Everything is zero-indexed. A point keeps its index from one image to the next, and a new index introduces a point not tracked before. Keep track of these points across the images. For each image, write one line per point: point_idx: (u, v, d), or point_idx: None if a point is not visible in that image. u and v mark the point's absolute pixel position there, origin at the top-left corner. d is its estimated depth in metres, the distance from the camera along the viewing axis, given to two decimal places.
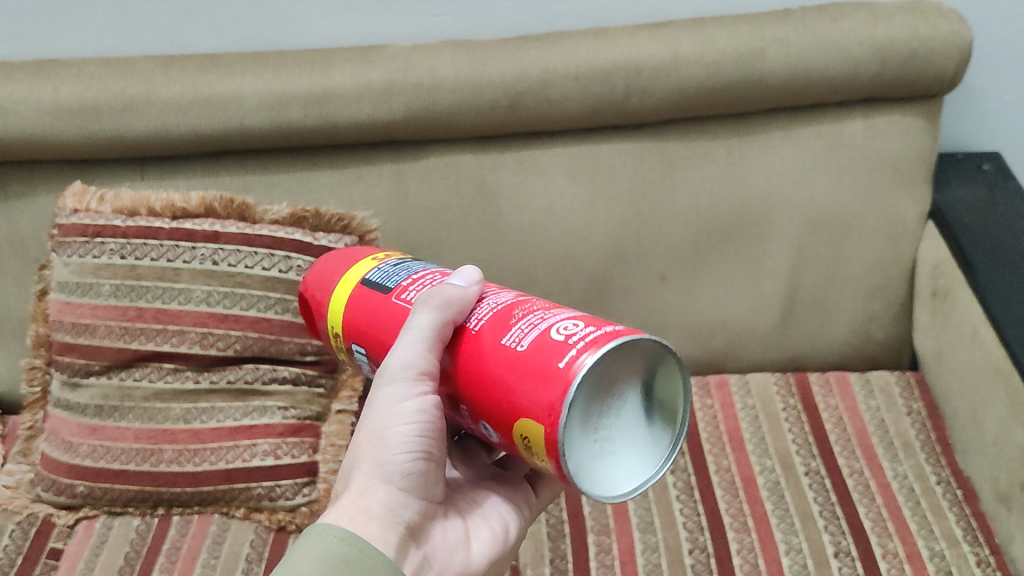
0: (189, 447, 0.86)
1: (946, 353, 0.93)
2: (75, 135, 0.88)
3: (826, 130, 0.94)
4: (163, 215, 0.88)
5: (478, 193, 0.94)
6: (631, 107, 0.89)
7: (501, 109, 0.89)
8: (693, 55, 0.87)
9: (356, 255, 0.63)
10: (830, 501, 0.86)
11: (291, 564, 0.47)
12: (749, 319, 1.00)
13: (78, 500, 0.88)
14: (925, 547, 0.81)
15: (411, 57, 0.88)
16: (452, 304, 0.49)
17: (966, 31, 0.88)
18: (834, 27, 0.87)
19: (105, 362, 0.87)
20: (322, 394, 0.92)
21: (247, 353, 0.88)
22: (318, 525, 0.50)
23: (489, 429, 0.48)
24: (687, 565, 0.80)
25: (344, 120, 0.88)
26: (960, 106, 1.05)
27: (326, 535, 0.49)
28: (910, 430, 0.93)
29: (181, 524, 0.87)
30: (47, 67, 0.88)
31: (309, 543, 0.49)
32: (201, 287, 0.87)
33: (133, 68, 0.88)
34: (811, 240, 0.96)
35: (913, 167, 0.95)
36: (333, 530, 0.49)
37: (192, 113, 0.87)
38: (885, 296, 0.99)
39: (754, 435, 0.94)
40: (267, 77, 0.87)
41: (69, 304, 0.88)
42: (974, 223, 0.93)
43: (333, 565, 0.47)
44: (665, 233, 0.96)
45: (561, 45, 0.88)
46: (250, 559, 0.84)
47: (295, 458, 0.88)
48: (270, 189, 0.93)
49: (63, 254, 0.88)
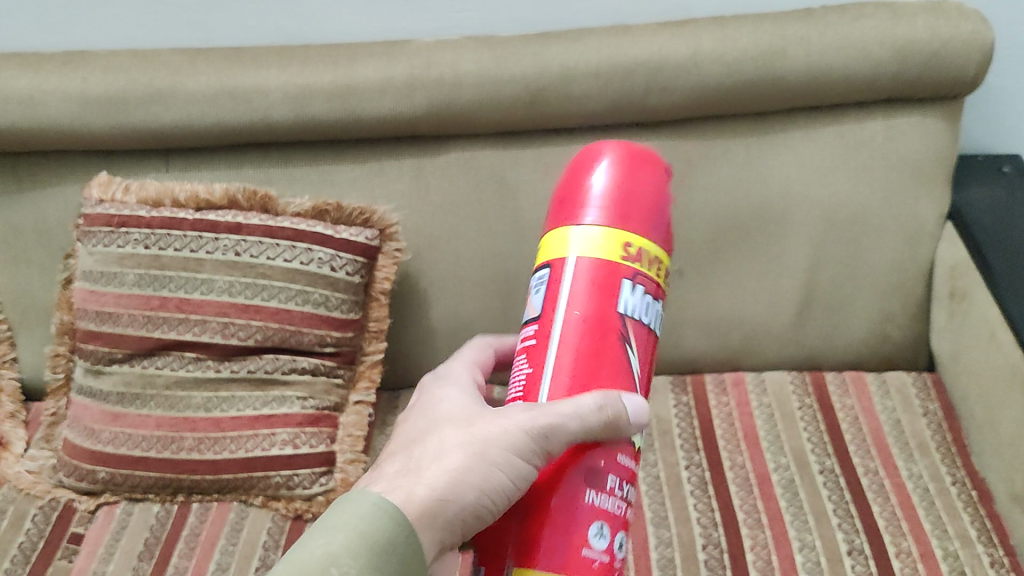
0: (209, 436, 0.87)
1: (963, 354, 0.93)
2: (101, 126, 0.89)
3: (846, 129, 0.94)
4: (187, 206, 0.90)
5: (498, 188, 0.95)
6: (651, 105, 0.90)
7: (522, 104, 0.89)
8: (713, 54, 0.87)
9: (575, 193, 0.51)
10: (844, 500, 0.86)
11: (330, 529, 0.43)
12: (766, 318, 1.00)
13: (100, 485, 0.89)
14: (938, 547, 0.81)
15: (434, 53, 0.89)
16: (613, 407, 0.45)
17: (988, 31, 0.88)
18: (856, 27, 0.87)
19: (128, 350, 0.88)
20: (340, 385, 0.94)
21: (267, 344, 0.89)
22: (369, 492, 0.46)
23: (622, 540, 0.46)
24: (700, 561, 0.81)
25: (366, 114, 0.89)
26: (981, 106, 1.05)
27: (375, 507, 0.44)
28: (926, 430, 0.93)
29: (200, 511, 0.88)
30: (75, 58, 0.90)
31: (352, 507, 0.45)
32: (223, 278, 0.88)
33: (159, 61, 0.89)
34: (829, 241, 0.97)
35: (932, 168, 0.95)
36: (385, 505, 0.45)
37: (218, 105, 0.88)
38: (903, 297, 0.99)
39: (769, 433, 0.94)
40: (291, 70, 0.88)
41: (93, 293, 0.89)
42: (994, 225, 0.93)
43: (374, 546, 0.43)
44: (682, 231, 0.96)
45: (581, 42, 0.88)
46: (267, 547, 0.85)
47: (313, 448, 0.89)
48: (292, 182, 0.95)
49: (88, 244, 0.90)
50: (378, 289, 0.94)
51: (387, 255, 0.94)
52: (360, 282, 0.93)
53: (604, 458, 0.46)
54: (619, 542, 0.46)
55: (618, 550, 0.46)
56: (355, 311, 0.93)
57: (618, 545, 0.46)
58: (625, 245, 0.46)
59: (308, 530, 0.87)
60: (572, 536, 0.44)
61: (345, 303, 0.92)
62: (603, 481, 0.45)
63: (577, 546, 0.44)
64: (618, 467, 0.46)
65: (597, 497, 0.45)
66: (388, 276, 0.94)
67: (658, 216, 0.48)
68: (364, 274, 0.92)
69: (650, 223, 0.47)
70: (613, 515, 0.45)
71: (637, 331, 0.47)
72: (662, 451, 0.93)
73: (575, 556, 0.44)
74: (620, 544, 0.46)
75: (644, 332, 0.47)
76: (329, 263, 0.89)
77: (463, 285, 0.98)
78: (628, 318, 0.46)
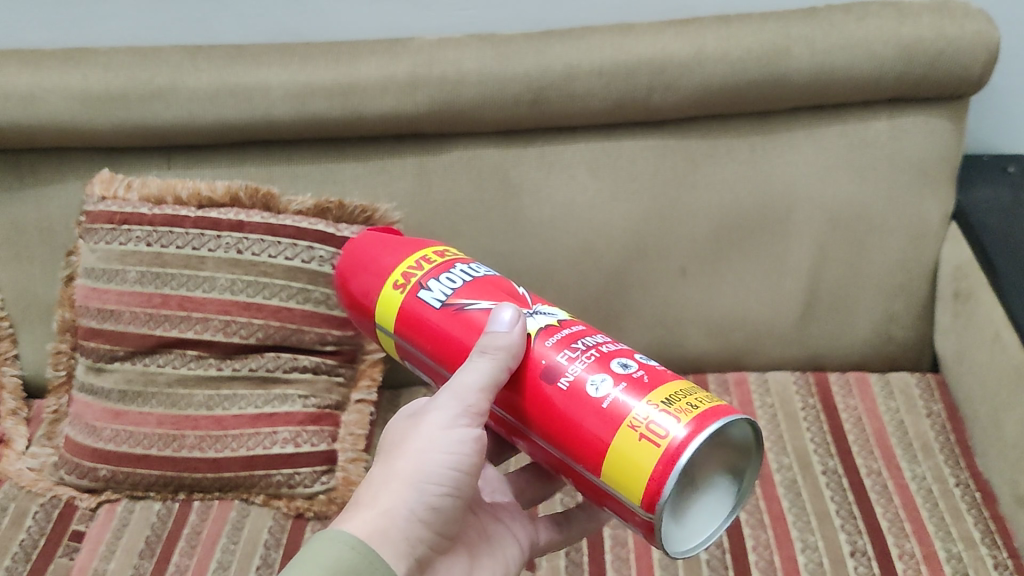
0: (211, 434, 0.87)
1: (967, 355, 0.93)
2: (104, 123, 0.89)
3: (850, 129, 0.93)
4: (189, 204, 0.89)
5: (500, 186, 0.95)
6: (654, 103, 0.89)
7: (525, 103, 0.89)
8: (717, 52, 0.87)
9: (351, 299, 0.58)
10: (847, 501, 0.86)
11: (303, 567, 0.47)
12: (769, 318, 1.00)
13: (101, 483, 0.89)
14: (942, 549, 0.80)
15: (436, 51, 0.88)
16: (510, 352, 0.49)
17: (993, 31, 0.87)
18: (860, 26, 0.87)
19: (129, 347, 0.88)
20: (342, 383, 0.94)
21: (269, 342, 0.89)
22: (338, 539, 0.49)
23: (624, 363, 0.48)
24: (703, 561, 0.80)
25: (368, 112, 0.89)
26: (986, 106, 1.04)
27: (340, 542, 0.49)
28: (929, 431, 0.93)
29: (201, 510, 0.88)
30: (77, 55, 0.89)
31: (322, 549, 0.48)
32: (225, 275, 0.87)
33: (161, 58, 0.89)
34: (833, 240, 0.96)
35: (937, 168, 0.94)
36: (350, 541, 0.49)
37: (220, 103, 0.88)
38: (906, 297, 0.99)
39: (772, 433, 0.94)
40: (293, 68, 0.88)
41: (95, 290, 0.89)
42: (999, 225, 0.93)
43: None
44: (686, 231, 0.96)
45: (585, 40, 0.88)
46: (269, 545, 0.85)
47: (314, 446, 0.89)
48: (294, 180, 0.94)
49: (90, 241, 0.90)
50: None
51: None
52: None
53: (540, 355, 0.50)
54: (622, 364, 0.48)
55: (627, 368, 0.48)
56: None
57: (615, 367, 0.48)
58: (396, 285, 0.54)
59: (308, 529, 0.87)
60: (584, 414, 0.47)
61: None
62: (563, 359, 0.49)
63: (593, 407, 0.46)
64: (556, 346, 0.50)
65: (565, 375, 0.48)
66: None
67: (395, 243, 0.58)
68: None
69: (396, 250, 0.57)
70: (591, 363, 0.48)
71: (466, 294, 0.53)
72: None
73: (602, 413, 0.46)
74: (620, 365, 0.48)
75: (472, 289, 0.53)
76: (330, 261, 0.90)
77: None
78: (450, 299, 0.53)
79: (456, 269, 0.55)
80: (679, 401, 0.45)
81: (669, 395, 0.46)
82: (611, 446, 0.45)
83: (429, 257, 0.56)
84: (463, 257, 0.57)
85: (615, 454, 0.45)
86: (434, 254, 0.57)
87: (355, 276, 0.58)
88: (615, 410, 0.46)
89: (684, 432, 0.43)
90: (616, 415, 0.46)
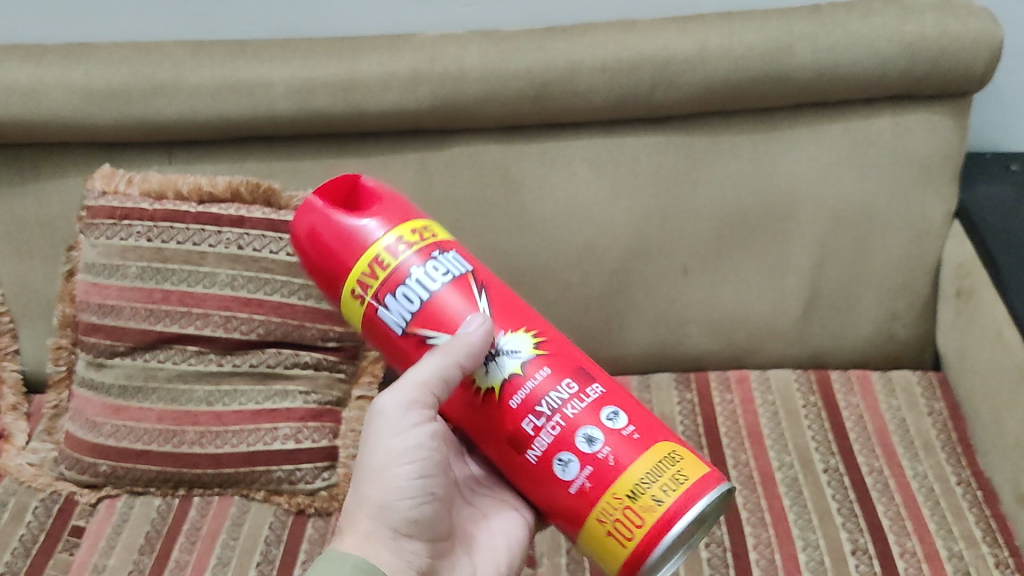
0: (211, 430, 0.86)
1: (968, 353, 0.93)
2: (105, 118, 0.89)
3: (853, 127, 0.93)
4: (189, 199, 0.89)
5: (502, 183, 0.94)
6: (657, 100, 0.89)
7: (527, 99, 0.89)
8: (720, 49, 0.86)
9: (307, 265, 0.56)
10: (848, 499, 0.85)
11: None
12: (770, 315, 1.00)
13: (101, 479, 0.89)
14: (943, 547, 0.80)
15: (438, 47, 0.88)
16: (472, 355, 0.51)
17: (997, 29, 0.87)
18: (864, 24, 0.87)
19: (130, 343, 0.88)
20: (343, 379, 0.93)
21: (270, 338, 0.89)
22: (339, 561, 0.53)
23: (590, 432, 0.51)
24: (704, 559, 0.80)
25: (370, 107, 0.88)
26: (989, 104, 1.04)
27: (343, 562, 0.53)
28: (931, 429, 0.93)
29: (201, 505, 0.88)
30: (78, 50, 0.89)
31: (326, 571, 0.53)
32: (226, 271, 0.87)
33: (163, 53, 0.89)
34: (835, 238, 0.96)
35: (940, 166, 0.94)
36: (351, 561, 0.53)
37: (221, 98, 0.88)
38: (908, 296, 0.99)
39: (773, 431, 0.94)
40: (295, 63, 0.88)
41: (96, 286, 0.89)
42: (1001, 223, 0.93)
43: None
44: (688, 228, 0.96)
45: (587, 36, 0.88)
46: (269, 541, 0.84)
47: (315, 442, 0.89)
48: (296, 175, 0.94)
49: (91, 236, 0.90)
50: None
51: None
52: None
53: (512, 425, 0.52)
54: (589, 436, 0.51)
55: (602, 434, 0.51)
56: None
57: (584, 443, 0.50)
58: (355, 296, 0.53)
59: (309, 525, 0.87)
60: (560, 488, 0.51)
61: None
62: (528, 433, 0.52)
63: (562, 490, 0.51)
64: (519, 414, 0.52)
65: (532, 451, 0.52)
66: None
67: (340, 231, 0.53)
68: None
69: (345, 241, 0.53)
70: (560, 437, 0.51)
71: (428, 321, 0.53)
72: None
73: (571, 497, 0.51)
74: (585, 442, 0.50)
75: (434, 314, 0.53)
76: None
77: None
78: (411, 323, 0.53)
79: (404, 284, 0.52)
80: (656, 485, 0.49)
81: (649, 472, 0.50)
82: (587, 524, 0.51)
83: (382, 257, 0.52)
84: (426, 246, 0.53)
85: (593, 532, 0.51)
86: (388, 247, 0.53)
87: (310, 248, 0.55)
88: (585, 497, 0.51)
89: (676, 508, 0.49)
90: (584, 502, 0.51)
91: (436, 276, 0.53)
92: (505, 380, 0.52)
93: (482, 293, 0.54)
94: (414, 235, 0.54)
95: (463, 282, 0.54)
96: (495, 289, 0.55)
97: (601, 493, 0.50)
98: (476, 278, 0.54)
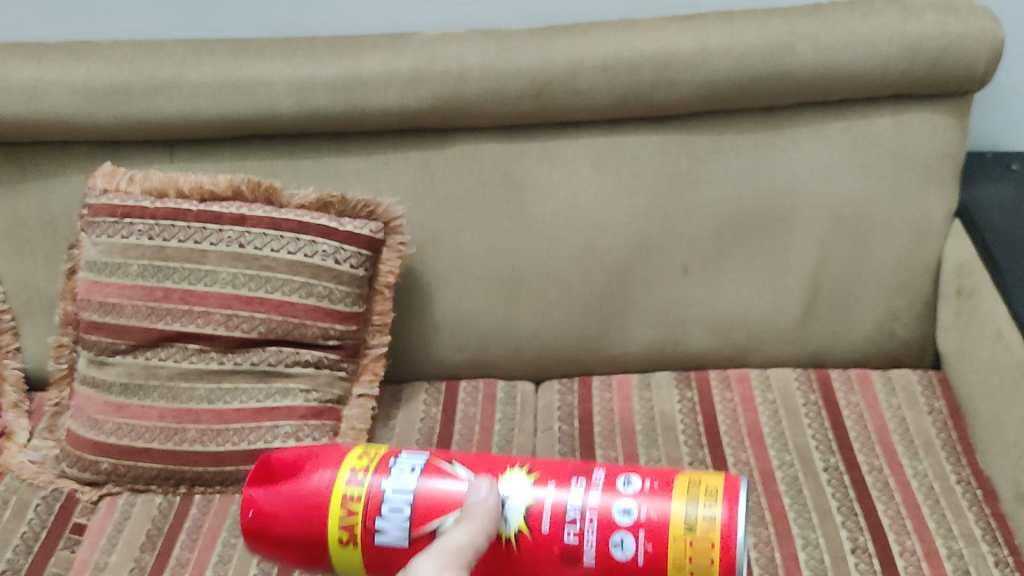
0: (212, 427, 0.87)
1: (969, 352, 0.93)
2: (106, 117, 0.89)
3: (854, 126, 0.93)
4: (191, 197, 0.89)
5: (503, 181, 0.95)
6: (657, 99, 0.89)
7: (528, 98, 0.89)
8: (720, 48, 0.86)
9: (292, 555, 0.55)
10: (848, 498, 0.86)
11: None
12: (771, 314, 1.00)
13: (102, 476, 0.89)
14: (943, 546, 0.80)
15: (439, 46, 0.88)
16: (494, 516, 0.52)
17: (998, 28, 0.87)
18: (865, 23, 0.87)
19: (131, 341, 0.88)
20: (344, 377, 0.93)
21: (271, 336, 0.88)
22: None
23: (622, 511, 0.52)
24: None
25: (372, 106, 0.89)
26: (990, 103, 1.04)
27: None
28: (931, 428, 0.93)
29: (202, 503, 0.88)
30: (80, 49, 0.89)
31: None
32: (227, 269, 0.87)
33: (164, 52, 0.89)
34: (836, 238, 0.96)
35: (940, 165, 0.94)
36: None
37: (222, 97, 0.88)
38: (908, 295, 0.99)
39: (773, 430, 0.94)
40: (296, 62, 0.88)
41: (97, 284, 0.89)
42: (1002, 222, 0.93)
43: None
44: (689, 227, 0.96)
45: (588, 35, 0.88)
46: None
47: (316, 440, 0.89)
48: (297, 174, 0.94)
49: (92, 234, 0.90)
50: (381, 283, 0.93)
51: (391, 249, 0.93)
52: (364, 275, 0.92)
53: (554, 544, 0.52)
54: (623, 512, 0.52)
55: (630, 501, 0.52)
56: (358, 303, 0.92)
57: (620, 512, 0.52)
58: (345, 543, 0.54)
59: None
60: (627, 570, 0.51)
61: (348, 296, 0.91)
62: (574, 543, 0.52)
63: (630, 568, 0.51)
64: (554, 529, 0.52)
65: (587, 556, 0.52)
66: (391, 269, 0.94)
67: (298, 501, 0.54)
68: (368, 267, 0.92)
69: (309, 503, 0.54)
70: (603, 524, 0.52)
71: (427, 516, 0.53)
72: (665, 446, 0.92)
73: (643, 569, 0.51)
74: (621, 514, 0.52)
75: (427, 509, 0.53)
76: (333, 256, 0.89)
77: (468, 279, 0.98)
78: (415, 529, 0.53)
79: (386, 501, 0.53)
80: (700, 504, 0.51)
81: (687, 500, 0.52)
82: None
83: (350, 493, 0.54)
84: (375, 463, 0.55)
85: None
86: (350, 482, 0.54)
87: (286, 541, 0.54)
88: (653, 561, 0.51)
89: (729, 514, 0.50)
90: (655, 565, 0.51)
91: (402, 477, 0.54)
92: (523, 532, 0.53)
93: (456, 466, 0.56)
94: (358, 463, 0.55)
95: (430, 468, 0.55)
96: (464, 458, 0.57)
97: (658, 559, 0.51)
98: (440, 459, 0.56)
